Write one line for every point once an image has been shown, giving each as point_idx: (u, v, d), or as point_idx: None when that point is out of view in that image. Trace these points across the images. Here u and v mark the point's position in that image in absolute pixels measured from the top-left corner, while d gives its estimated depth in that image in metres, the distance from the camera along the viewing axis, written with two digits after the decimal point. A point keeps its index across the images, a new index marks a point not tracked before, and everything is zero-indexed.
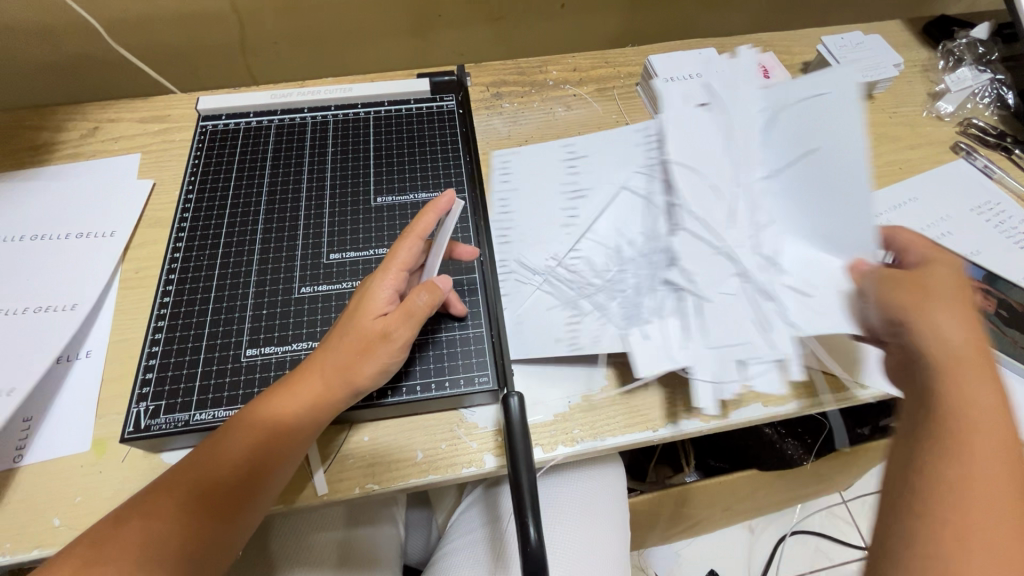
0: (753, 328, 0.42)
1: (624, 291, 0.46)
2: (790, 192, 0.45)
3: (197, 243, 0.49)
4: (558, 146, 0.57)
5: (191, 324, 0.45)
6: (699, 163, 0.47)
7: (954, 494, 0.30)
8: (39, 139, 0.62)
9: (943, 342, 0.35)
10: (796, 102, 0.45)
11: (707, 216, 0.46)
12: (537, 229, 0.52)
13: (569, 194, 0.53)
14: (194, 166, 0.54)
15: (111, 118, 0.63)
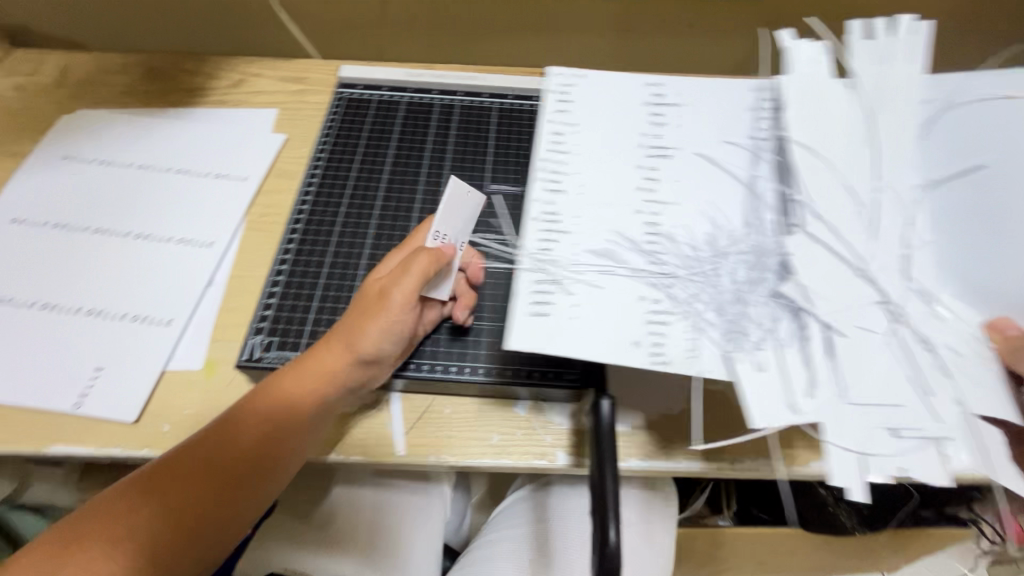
0: (876, 374, 0.30)
1: (724, 300, 0.32)
2: (959, 214, 0.33)
3: (324, 200, 0.52)
4: (638, 80, 0.40)
5: (309, 274, 0.48)
6: (839, 147, 0.34)
7: None
8: (194, 83, 0.68)
9: None
10: (972, 102, 0.34)
11: (859, 227, 0.33)
12: (605, 188, 0.36)
13: (648, 146, 0.37)
14: (328, 129, 0.57)
15: (256, 72, 0.69)
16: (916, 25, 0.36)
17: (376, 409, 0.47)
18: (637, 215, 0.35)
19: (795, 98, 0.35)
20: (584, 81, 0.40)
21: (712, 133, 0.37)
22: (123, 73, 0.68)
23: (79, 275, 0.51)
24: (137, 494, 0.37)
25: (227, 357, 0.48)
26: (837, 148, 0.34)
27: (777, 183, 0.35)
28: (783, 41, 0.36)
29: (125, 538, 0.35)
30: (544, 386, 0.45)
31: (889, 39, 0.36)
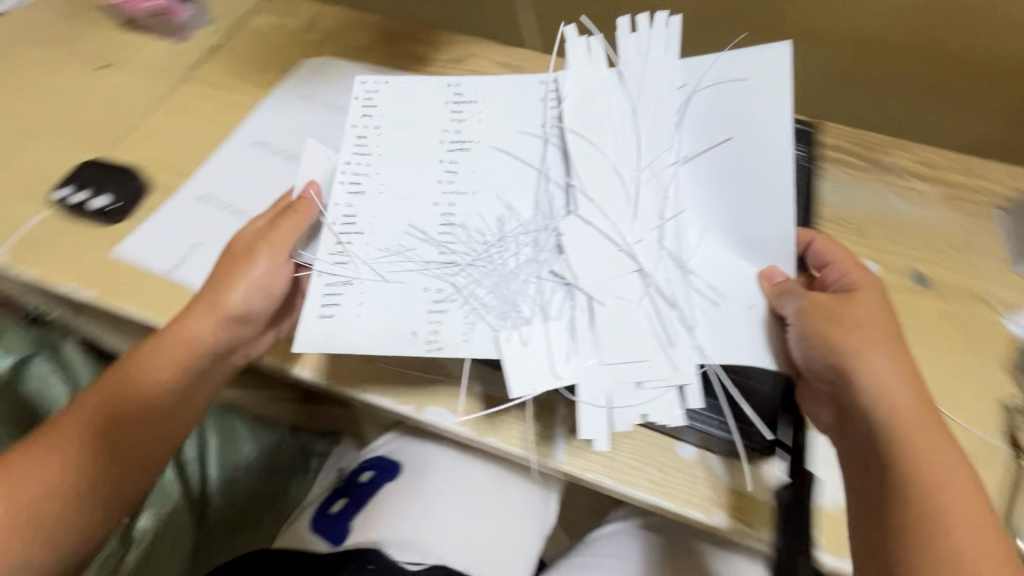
0: (584, 311, 0.41)
1: (500, 275, 0.43)
2: (702, 194, 0.44)
3: None
4: (444, 83, 0.50)
5: None
6: (608, 145, 0.44)
7: (948, 535, 0.35)
8: (422, 51, 0.72)
9: (887, 396, 0.38)
10: (716, 82, 0.43)
11: (619, 219, 0.42)
12: (409, 187, 0.46)
13: (449, 143, 0.47)
14: None
15: (477, 53, 0.71)
16: (669, 21, 0.47)
17: (542, 411, 0.49)
18: (440, 208, 0.46)
19: (574, 92, 0.46)
20: (387, 88, 0.50)
21: (511, 124, 0.47)
22: (363, 31, 0.73)
23: None
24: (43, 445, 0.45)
25: None
26: (602, 135, 0.45)
27: (563, 177, 0.45)
28: (567, 38, 0.48)
29: (46, 486, 0.44)
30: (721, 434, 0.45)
31: (654, 33, 0.46)
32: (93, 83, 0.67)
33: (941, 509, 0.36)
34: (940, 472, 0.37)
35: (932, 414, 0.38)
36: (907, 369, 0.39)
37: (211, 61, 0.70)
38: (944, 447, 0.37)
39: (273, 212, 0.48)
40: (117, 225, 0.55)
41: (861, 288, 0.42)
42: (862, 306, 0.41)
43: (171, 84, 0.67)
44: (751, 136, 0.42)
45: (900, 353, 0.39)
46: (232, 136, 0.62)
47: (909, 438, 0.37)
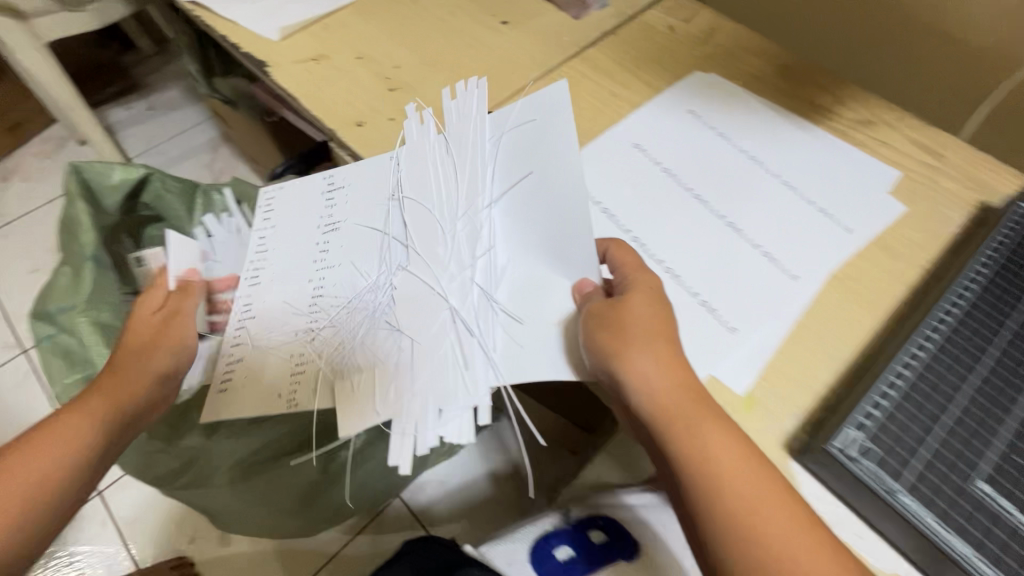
0: (409, 335, 0.47)
1: (352, 318, 0.49)
2: (512, 251, 0.50)
3: (973, 326, 0.42)
4: (320, 176, 0.56)
5: (928, 405, 0.39)
6: (425, 199, 0.52)
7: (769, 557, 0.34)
8: (822, 99, 0.62)
9: (647, 394, 0.40)
10: (515, 123, 0.52)
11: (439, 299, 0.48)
12: (286, 254, 0.54)
13: (323, 228, 0.54)
14: (996, 246, 0.47)
15: (887, 120, 0.61)
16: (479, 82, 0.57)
17: None
18: (313, 284, 0.52)
19: (405, 159, 0.54)
20: (279, 193, 0.57)
21: (437, 189, 0.53)
22: (758, 57, 0.67)
23: (675, 230, 0.52)
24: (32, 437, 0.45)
25: (767, 400, 0.43)
26: (432, 199, 0.52)
27: (394, 234, 0.52)
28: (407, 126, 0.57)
29: None
30: None
31: (466, 97, 0.56)
32: (490, 37, 0.70)
33: (742, 497, 0.36)
34: (732, 464, 0.37)
35: (692, 399, 0.40)
36: (681, 363, 0.41)
37: (599, 45, 0.68)
38: (727, 436, 0.38)
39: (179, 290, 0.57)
40: None
41: (636, 284, 0.45)
42: (635, 299, 0.43)
43: (559, 57, 0.67)
44: (541, 151, 0.49)
45: (664, 351, 0.41)
46: (611, 127, 0.59)
47: (681, 426, 0.38)
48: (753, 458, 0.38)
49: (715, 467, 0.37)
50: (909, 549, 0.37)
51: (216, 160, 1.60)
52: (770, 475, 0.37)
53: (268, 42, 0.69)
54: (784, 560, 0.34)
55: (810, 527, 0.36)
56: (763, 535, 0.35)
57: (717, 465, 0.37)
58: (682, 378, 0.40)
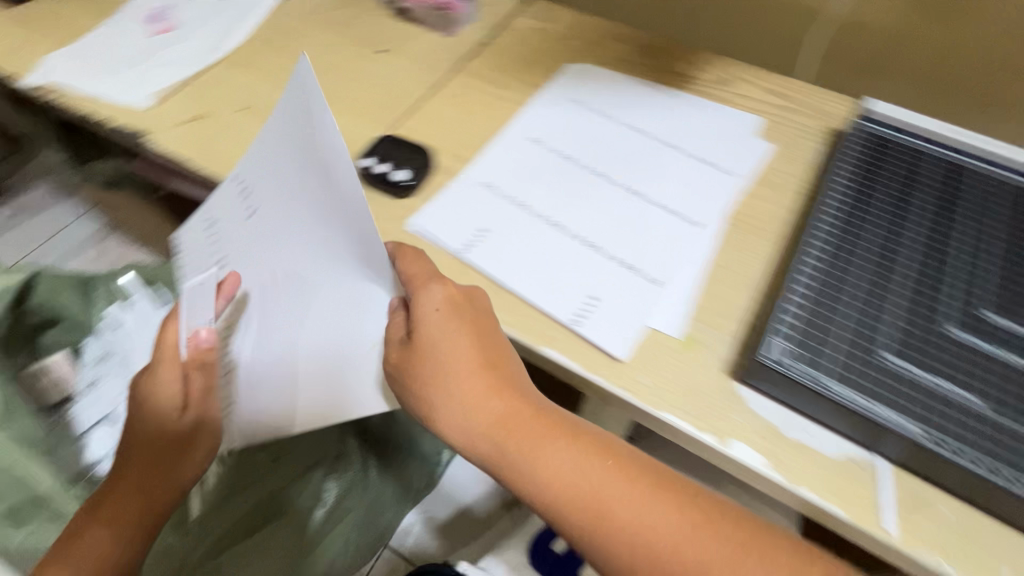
0: (291, 361, 0.51)
1: (263, 364, 0.52)
2: (321, 262, 0.48)
3: (847, 226, 0.48)
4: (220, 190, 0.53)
5: (830, 301, 0.44)
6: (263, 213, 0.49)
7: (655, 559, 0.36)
8: (683, 69, 0.70)
9: (471, 434, 0.41)
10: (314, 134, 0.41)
11: (309, 336, 0.50)
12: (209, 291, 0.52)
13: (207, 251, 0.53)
14: (848, 159, 0.54)
15: (740, 76, 0.69)
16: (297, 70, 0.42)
17: (860, 469, 0.41)
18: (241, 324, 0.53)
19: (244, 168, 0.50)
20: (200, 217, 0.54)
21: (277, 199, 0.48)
22: (620, 42, 0.73)
23: (586, 205, 0.55)
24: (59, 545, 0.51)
25: (702, 336, 0.47)
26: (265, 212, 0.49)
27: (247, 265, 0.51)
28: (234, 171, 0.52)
29: None
30: None
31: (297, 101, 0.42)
32: (371, 66, 0.71)
33: (582, 495, 0.38)
34: (568, 485, 0.38)
35: (515, 424, 0.41)
36: (491, 388, 0.42)
37: (477, 57, 0.72)
38: (553, 438, 0.40)
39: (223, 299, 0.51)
40: (405, 200, 0.56)
41: (424, 305, 0.44)
42: (430, 324, 0.44)
43: (441, 73, 0.70)
44: (323, 149, 0.41)
45: (472, 383, 0.42)
46: (506, 128, 0.63)
47: (509, 449, 0.40)
48: (584, 462, 0.39)
49: (547, 476, 0.39)
50: (847, 429, 0.41)
51: (107, 251, 1.48)
52: (613, 474, 0.39)
53: (141, 111, 0.67)
54: (650, 552, 0.36)
55: (664, 509, 0.37)
56: (631, 538, 0.36)
57: (550, 478, 0.39)
58: (494, 399, 0.42)
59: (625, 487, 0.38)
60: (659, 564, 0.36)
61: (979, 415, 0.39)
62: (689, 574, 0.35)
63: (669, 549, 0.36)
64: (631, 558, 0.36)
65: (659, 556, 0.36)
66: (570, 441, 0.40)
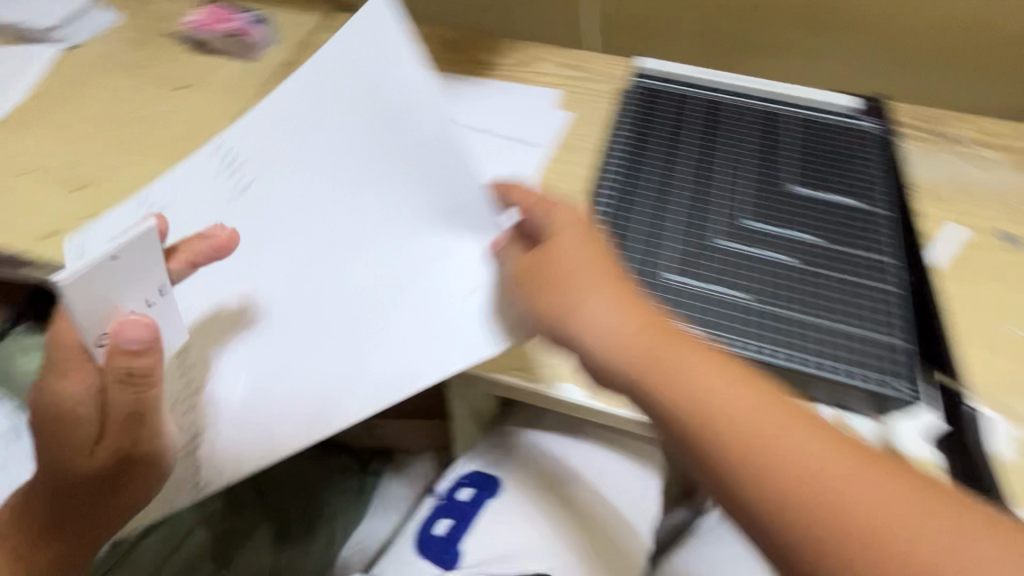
0: (319, 383, 0.44)
1: (268, 382, 0.45)
2: (384, 223, 0.48)
3: (628, 173, 0.54)
4: (207, 155, 0.54)
5: (618, 240, 0.49)
6: (301, 138, 0.50)
7: (826, 497, 0.28)
8: (485, 57, 0.74)
9: (597, 326, 0.36)
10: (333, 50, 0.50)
11: (342, 338, 0.45)
12: (231, 275, 0.49)
13: (232, 192, 0.51)
14: (626, 114, 0.60)
15: (538, 56, 0.74)
16: None
17: None
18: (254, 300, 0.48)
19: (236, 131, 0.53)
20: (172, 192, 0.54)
21: (328, 128, 0.50)
22: (425, 42, 0.76)
23: None
24: None
25: None
26: (309, 142, 0.50)
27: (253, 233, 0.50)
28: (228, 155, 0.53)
29: None
30: (869, 390, 0.42)
31: (360, 23, 0.48)
32: (172, 103, 0.69)
33: (739, 425, 0.31)
34: (704, 392, 0.32)
35: (648, 331, 0.35)
36: (621, 302, 0.36)
37: (285, 77, 0.72)
38: (684, 346, 0.34)
39: (186, 263, 0.43)
40: None
41: (558, 224, 0.41)
42: (564, 249, 0.39)
43: (249, 99, 0.69)
44: (393, 89, 0.47)
45: (602, 278, 0.37)
46: None
47: (641, 361, 0.34)
48: (815, 436, 0.30)
49: (718, 409, 0.31)
50: None
51: None
52: (804, 419, 0.31)
53: None
54: (817, 486, 0.29)
55: (850, 453, 0.29)
56: (784, 468, 0.29)
57: (702, 409, 0.32)
58: (639, 320, 0.36)
59: (818, 437, 0.30)
60: (821, 494, 0.28)
61: (744, 307, 0.46)
62: (854, 507, 0.28)
63: (842, 491, 0.28)
64: (784, 491, 0.29)
65: (831, 498, 0.28)
66: (729, 363, 0.33)
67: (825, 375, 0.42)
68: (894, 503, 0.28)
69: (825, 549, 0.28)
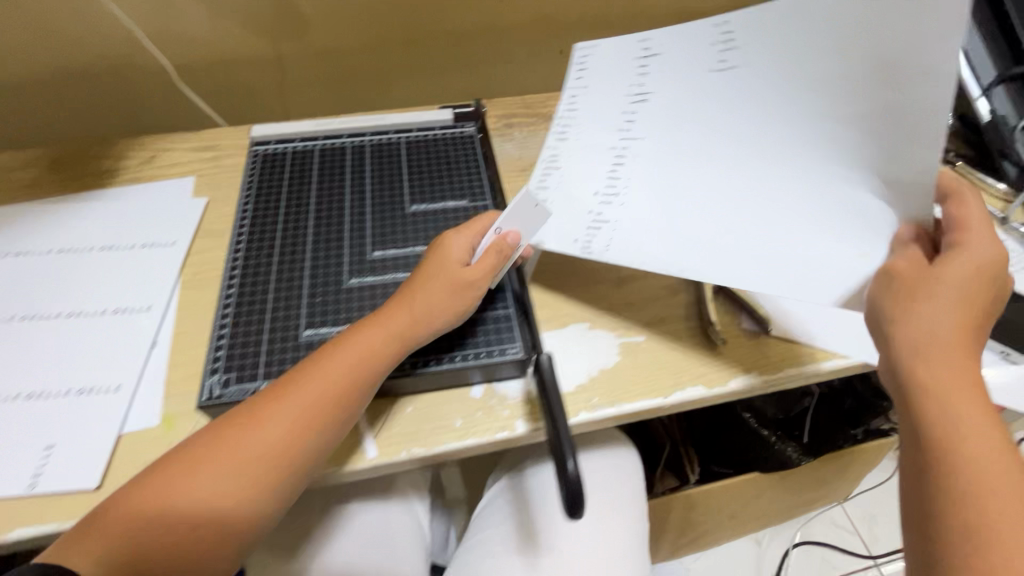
0: (677, 224, 0.50)
1: (670, 175, 0.52)
2: (755, 135, 0.47)
3: (256, 245, 0.56)
4: (633, 40, 0.58)
5: (252, 316, 0.50)
6: (693, 83, 0.52)
7: (973, 503, 0.35)
8: (103, 166, 0.69)
9: (916, 346, 0.39)
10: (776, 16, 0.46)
11: (660, 228, 0.51)
12: (594, 142, 0.58)
13: (633, 97, 0.56)
14: (248, 185, 0.62)
15: (165, 148, 0.71)
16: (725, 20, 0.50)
17: None
18: (625, 124, 0.56)
19: (665, 50, 0.55)
20: (587, 73, 0.61)
21: (700, 69, 0.51)
22: (23, 168, 0.68)
23: (27, 355, 0.51)
24: (240, 423, 0.43)
25: (181, 408, 0.49)
26: (686, 96, 0.52)
27: (631, 116, 0.56)
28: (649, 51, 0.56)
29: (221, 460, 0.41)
30: (492, 361, 0.49)
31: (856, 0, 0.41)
32: None
33: (958, 455, 0.36)
34: (965, 436, 0.37)
35: (969, 387, 0.38)
36: (954, 342, 0.39)
37: None
38: (980, 411, 0.37)
39: (475, 233, 0.52)
40: None
41: (965, 267, 0.39)
42: (960, 289, 0.39)
43: None
44: (744, 78, 0.48)
45: (956, 311, 0.39)
46: None
47: (943, 413, 0.38)
48: (983, 426, 0.37)
49: (956, 428, 0.37)
50: None
51: None
52: (995, 442, 0.37)
53: None
54: (975, 483, 0.35)
55: (999, 476, 0.35)
56: (973, 475, 0.36)
57: (954, 439, 0.37)
58: (970, 363, 0.38)
59: (993, 446, 0.36)
60: (968, 501, 0.35)
61: None
62: (975, 516, 0.35)
63: (980, 499, 0.35)
64: (978, 491, 0.35)
65: (963, 498, 0.35)
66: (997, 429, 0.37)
67: (438, 367, 0.49)
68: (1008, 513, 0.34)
69: (936, 523, 0.36)
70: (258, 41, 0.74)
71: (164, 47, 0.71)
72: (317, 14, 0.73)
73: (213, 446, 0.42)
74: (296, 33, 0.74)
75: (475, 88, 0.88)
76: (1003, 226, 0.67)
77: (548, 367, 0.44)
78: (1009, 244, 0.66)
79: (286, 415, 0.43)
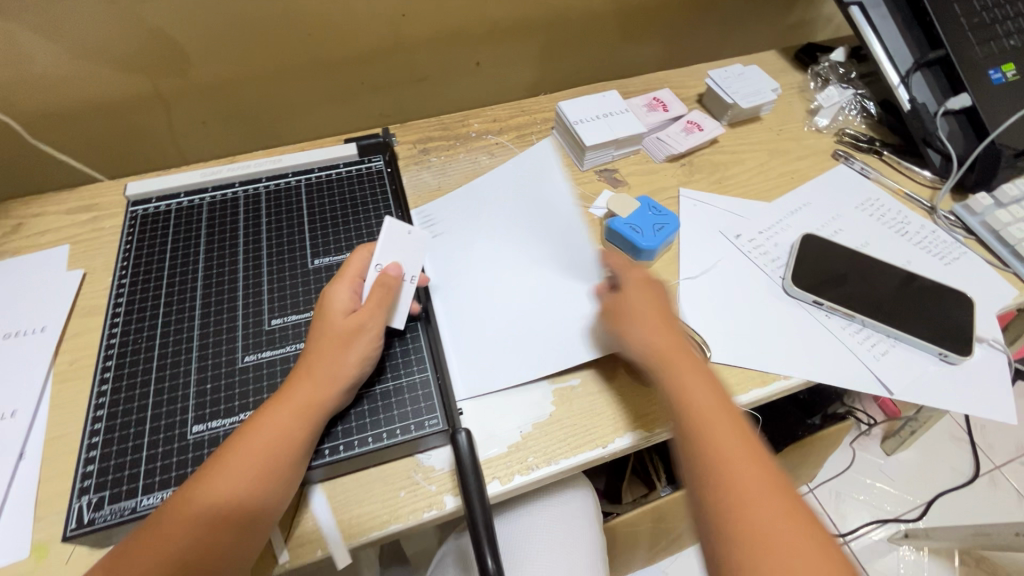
0: (482, 356, 0.52)
1: (480, 316, 0.55)
2: (494, 271, 0.58)
3: (135, 326, 0.49)
4: (422, 221, 0.63)
5: (130, 416, 0.44)
6: (443, 251, 0.60)
7: (729, 491, 0.38)
8: None
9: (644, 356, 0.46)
10: (457, 197, 0.65)
11: (504, 355, 0.52)
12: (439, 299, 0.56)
13: (431, 262, 0.59)
14: (126, 253, 0.55)
15: (33, 213, 0.63)
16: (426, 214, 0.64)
17: None
18: (442, 284, 0.57)
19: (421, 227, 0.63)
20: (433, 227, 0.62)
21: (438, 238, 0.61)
22: None
23: None
24: (192, 485, 0.38)
25: (55, 532, 0.42)
26: (447, 257, 0.59)
27: (443, 275, 0.58)
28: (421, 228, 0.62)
29: (170, 529, 0.36)
30: (408, 436, 0.45)
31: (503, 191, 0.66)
32: None
33: (708, 449, 0.40)
34: (708, 429, 0.41)
35: (698, 387, 0.43)
36: (669, 350, 0.46)
37: None
38: (714, 406, 0.42)
39: (355, 279, 0.47)
40: None
41: (626, 283, 0.51)
42: (632, 296, 0.49)
43: None
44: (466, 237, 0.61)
45: (653, 323, 0.47)
46: None
47: (687, 416, 0.42)
48: (722, 420, 0.41)
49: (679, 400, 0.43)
50: None
51: None
52: (736, 435, 0.40)
53: None
54: (727, 472, 0.38)
55: (742, 463, 0.39)
56: (721, 464, 0.39)
57: (680, 407, 0.42)
58: (668, 345, 0.46)
59: (734, 439, 0.40)
60: (725, 491, 0.38)
61: None
62: (727, 504, 0.37)
63: (732, 484, 0.38)
64: (728, 481, 0.38)
65: (722, 487, 0.38)
66: (733, 421, 0.41)
67: (324, 461, 0.43)
68: (736, 453, 0.39)
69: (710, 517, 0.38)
70: (133, 81, 0.66)
71: (19, 103, 0.62)
72: (198, 48, 0.65)
73: (164, 516, 0.37)
74: (177, 70, 0.66)
75: (391, 108, 0.82)
76: (932, 214, 0.68)
77: (468, 447, 0.42)
78: (940, 233, 0.66)
79: (237, 464, 0.38)
